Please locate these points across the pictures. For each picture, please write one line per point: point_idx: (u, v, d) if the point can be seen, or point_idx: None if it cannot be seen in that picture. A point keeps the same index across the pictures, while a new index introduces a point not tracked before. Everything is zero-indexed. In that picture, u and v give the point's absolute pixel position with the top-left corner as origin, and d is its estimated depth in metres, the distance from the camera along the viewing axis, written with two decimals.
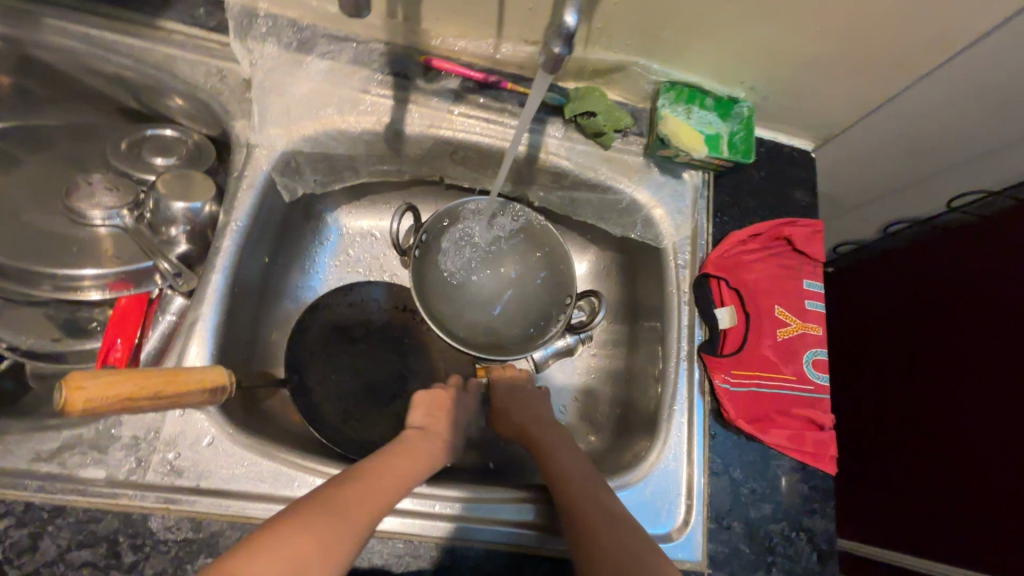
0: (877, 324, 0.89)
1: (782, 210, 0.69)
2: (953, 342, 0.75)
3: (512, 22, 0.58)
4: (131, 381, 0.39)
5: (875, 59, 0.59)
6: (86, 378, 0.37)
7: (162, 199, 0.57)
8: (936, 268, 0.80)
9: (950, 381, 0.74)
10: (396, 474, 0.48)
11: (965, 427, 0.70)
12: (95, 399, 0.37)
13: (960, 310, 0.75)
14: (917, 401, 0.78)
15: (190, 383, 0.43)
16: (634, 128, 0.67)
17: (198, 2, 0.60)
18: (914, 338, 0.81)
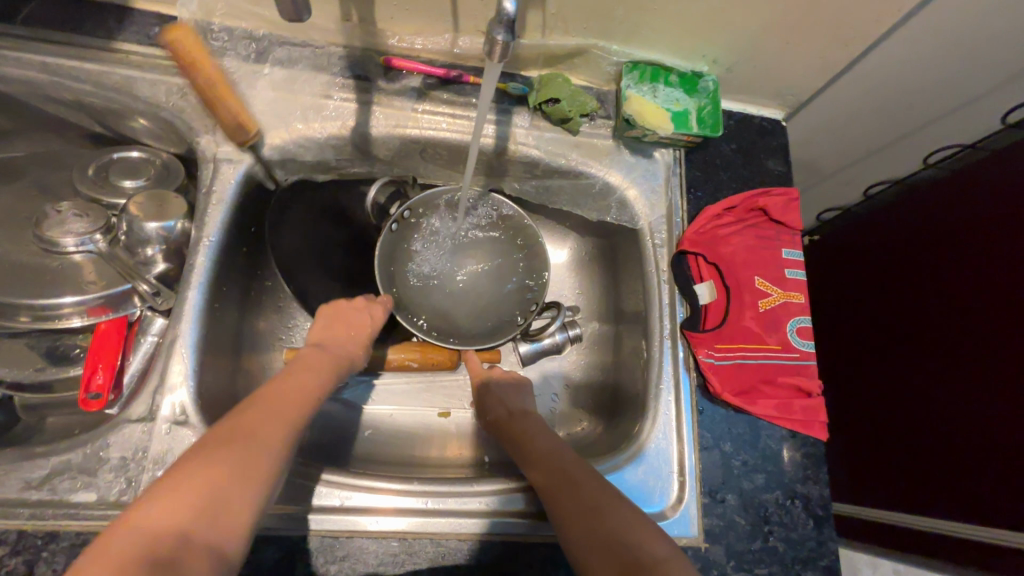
0: (863, 286, 0.88)
1: (756, 181, 0.69)
2: (934, 295, 0.75)
3: (466, 14, 0.58)
4: (195, 55, 0.55)
5: (835, 22, 0.59)
6: (183, 34, 0.55)
7: (135, 220, 0.56)
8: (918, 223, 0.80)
9: (933, 335, 0.74)
10: (306, 379, 0.49)
11: (950, 378, 0.71)
12: (182, 44, 0.55)
13: (937, 262, 0.76)
14: (902, 358, 0.79)
15: (235, 107, 0.56)
16: (600, 111, 0.67)
17: (152, 21, 0.60)
18: (897, 297, 0.81)
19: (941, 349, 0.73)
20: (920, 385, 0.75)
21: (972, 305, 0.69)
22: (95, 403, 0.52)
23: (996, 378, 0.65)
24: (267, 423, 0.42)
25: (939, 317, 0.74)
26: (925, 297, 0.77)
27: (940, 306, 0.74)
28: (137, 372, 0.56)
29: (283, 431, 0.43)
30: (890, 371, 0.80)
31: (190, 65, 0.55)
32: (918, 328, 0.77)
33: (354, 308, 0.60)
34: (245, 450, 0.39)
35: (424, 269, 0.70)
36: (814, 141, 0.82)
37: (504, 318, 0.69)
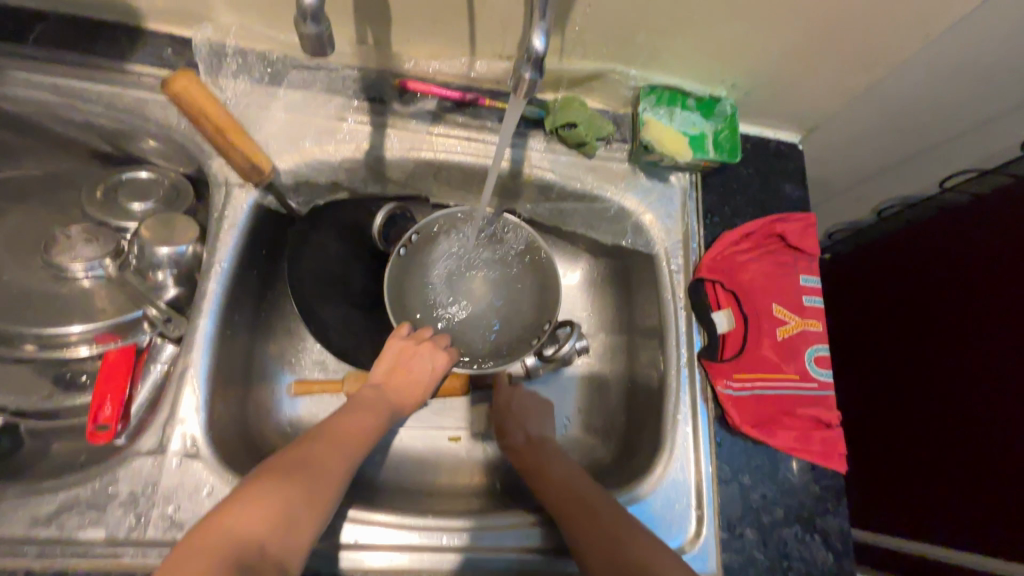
0: (873, 307, 0.89)
1: (773, 206, 0.68)
2: (935, 311, 0.77)
3: (485, 40, 0.58)
4: (202, 101, 0.53)
5: (857, 51, 0.58)
6: (188, 81, 0.52)
7: (146, 245, 0.55)
8: (927, 245, 0.80)
9: (935, 350, 0.76)
10: (363, 413, 0.50)
11: (950, 391, 0.73)
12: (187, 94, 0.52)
13: (936, 278, 0.78)
14: (907, 377, 0.80)
15: (245, 147, 0.54)
16: (616, 135, 0.67)
17: (164, 42, 0.59)
18: (903, 315, 0.83)
19: (941, 363, 0.74)
20: (924, 403, 0.76)
21: (969, 320, 0.71)
22: (104, 436, 0.51)
23: (998, 391, 0.66)
24: (333, 452, 0.43)
25: (939, 332, 0.76)
26: (926, 315, 0.78)
27: (940, 321, 0.76)
28: (146, 400, 0.55)
29: (346, 460, 0.44)
30: (896, 388, 0.81)
31: (199, 116, 0.53)
32: (921, 344, 0.78)
33: (422, 347, 0.58)
34: (316, 476, 0.41)
35: (434, 292, 0.68)
36: (829, 163, 0.81)
37: (516, 339, 0.67)
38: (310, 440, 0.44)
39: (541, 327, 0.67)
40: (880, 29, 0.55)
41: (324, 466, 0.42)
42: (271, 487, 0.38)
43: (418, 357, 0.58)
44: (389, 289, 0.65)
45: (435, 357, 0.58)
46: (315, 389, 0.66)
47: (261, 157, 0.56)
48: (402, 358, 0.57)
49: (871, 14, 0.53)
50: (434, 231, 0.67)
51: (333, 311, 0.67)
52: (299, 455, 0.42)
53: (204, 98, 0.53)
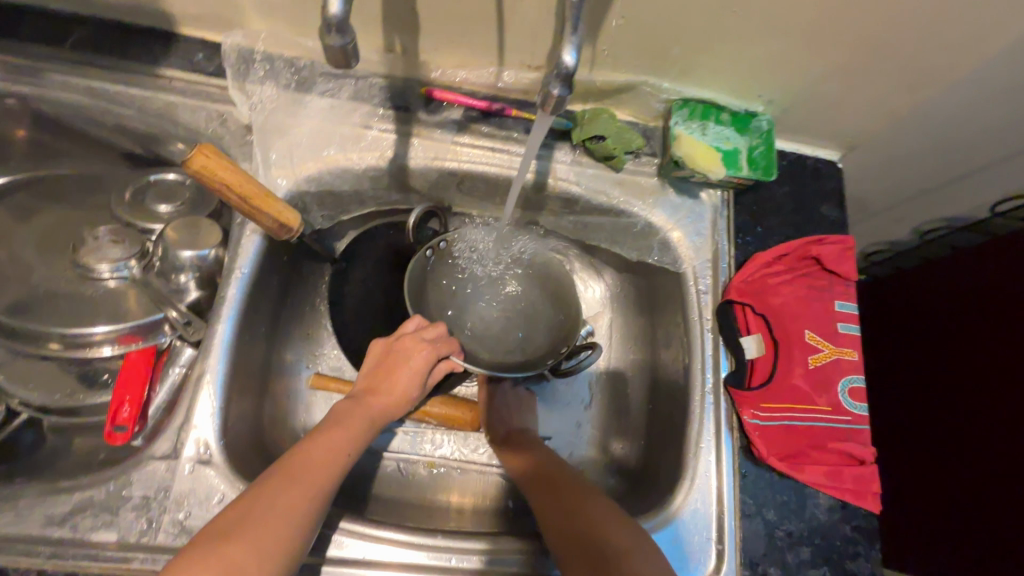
0: (910, 333, 0.84)
1: (808, 227, 0.65)
2: (971, 344, 0.73)
3: (513, 50, 0.57)
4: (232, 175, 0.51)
5: (909, 67, 0.55)
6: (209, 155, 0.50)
7: (171, 247, 0.56)
8: (976, 279, 0.74)
9: (970, 386, 0.72)
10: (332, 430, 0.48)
11: (979, 430, 0.69)
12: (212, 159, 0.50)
13: (977, 310, 0.73)
14: (936, 408, 0.77)
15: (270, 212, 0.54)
16: (646, 149, 0.65)
17: (197, 47, 0.60)
18: (936, 342, 0.79)
19: (975, 400, 0.71)
20: (949, 437, 0.73)
21: (1009, 359, 0.67)
22: (121, 437, 0.51)
23: None
24: (292, 488, 0.42)
25: (973, 366, 0.72)
26: (963, 346, 0.74)
27: (977, 357, 0.72)
28: (163, 404, 0.55)
29: (308, 502, 0.42)
30: (926, 419, 0.78)
31: (221, 188, 0.50)
32: (953, 376, 0.75)
33: (403, 344, 0.57)
34: (269, 518, 0.39)
35: (454, 297, 0.68)
36: (868, 182, 0.77)
37: (534, 352, 0.66)
38: (270, 477, 0.42)
39: (559, 350, 0.66)
40: (935, 43, 0.52)
41: (283, 505, 0.40)
42: (215, 547, 0.37)
43: (398, 356, 0.56)
44: (411, 281, 0.63)
45: (413, 357, 0.56)
46: (331, 385, 0.64)
47: (291, 216, 0.54)
48: (384, 361, 0.56)
49: (926, 26, 0.50)
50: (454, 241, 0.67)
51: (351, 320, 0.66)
52: (249, 501, 0.40)
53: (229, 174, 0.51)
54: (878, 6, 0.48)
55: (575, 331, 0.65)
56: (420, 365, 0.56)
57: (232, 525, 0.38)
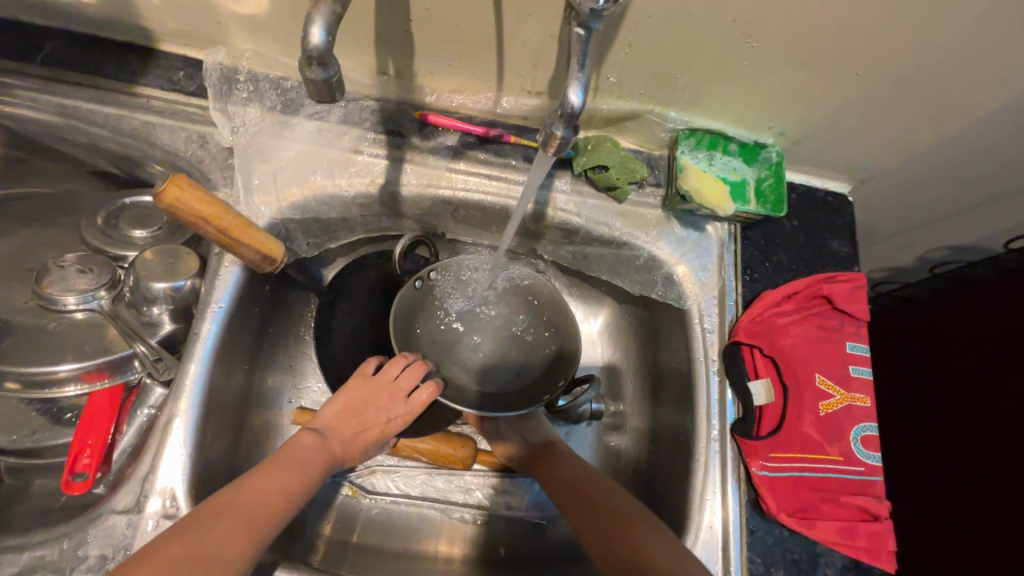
0: (909, 353, 0.81)
1: (819, 263, 0.62)
2: (980, 368, 0.69)
3: (513, 75, 0.54)
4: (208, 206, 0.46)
5: (928, 101, 0.52)
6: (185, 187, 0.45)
7: (142, 278, 0.52)
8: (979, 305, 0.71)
9: (979, 409, 0.68)
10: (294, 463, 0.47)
11: (987, 459, 0.66)
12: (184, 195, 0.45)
13: (993, 330, 0.68)
14: (937, 424, 0.74)
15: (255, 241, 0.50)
16: (650, 179, 0.62)
17: (178, 65, 0.57)
18: (944, 358, 0.75)
19: (972, 429, 0.69)
20: (949, 459, 0.71)
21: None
22: (80, 485, 0.47)
23: None
24: (219, 531, 0.40)
25: (988, 390, 0.68)
26: (973, 366, 0.70)
27: (987, 381, 0.68)
28: (131, 447, 0.51)
29: (240, 544, 0.40)
30: (927, 430, 0.75)
31: (200, 223, 0.46)
32: (960, 397, 0.71)
33: (381, 397, 0.55)
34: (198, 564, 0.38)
35: (447, 329, 0.64)
36: (879, 213, 0.75)
37: (530, 387, 0.62)
38: (201, 516, 0.40)
39: (557, 382, 0.61)
40: (960, 77, 0.49)
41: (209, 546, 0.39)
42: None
43: (375, 408, 0.54)
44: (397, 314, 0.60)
45: (392, 414, 0.55)
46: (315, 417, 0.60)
47: (273, 247, 0.51)
48: (356, 403, 0.55)
49: (952, 61, 0.48)
50: (444, 271, 0.63)
51: (339, 353, 0.63)
52: (186, 542, 0.38)
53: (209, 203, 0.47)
54: (904, 38, 0.46)
55: (571, 367, 0.62)
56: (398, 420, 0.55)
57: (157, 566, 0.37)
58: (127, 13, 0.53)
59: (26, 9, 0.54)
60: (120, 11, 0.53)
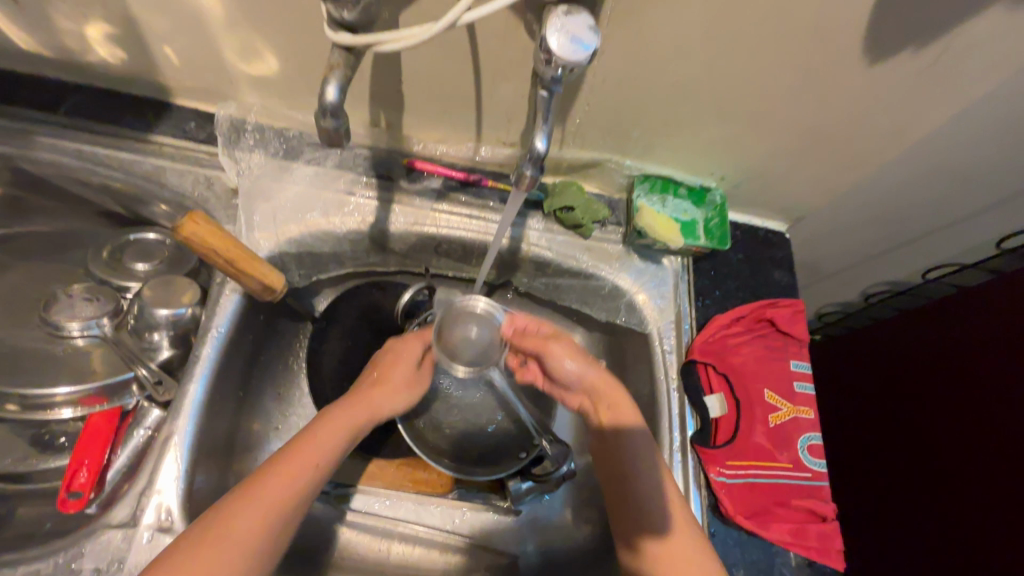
0: (888, 366, 0.88)
1: (762, 292, 0.70)
2: (957, 376, 0.75)
3: (490, 129, 0.62)
4: (217, 243, 0.52)
5: (837, 153, 0.62)
6: (196, 229, 0.51)
7: (147, 305, 0.56)
8: (953, 321, 0.77)
9: (950, 415, 0.75)
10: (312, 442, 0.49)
11: (955, 469, 0.73)
12: (195, 236, 0.51)
13: (993, 347, 0.71)
14: (919, 426, 0.80)
15: (257, 272, 0.55)
16: (611, 218, 0.69)
17: (189, 117, 0.63)
18: (942, 362, 0.78)
19: (949, 432, 0.74)
20: (928, 458, 0.77)
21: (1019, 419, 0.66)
22: (74, 504, 0.49)
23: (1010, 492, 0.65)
24: (243, 511, 0.44)
25: (978, 408, 0.71)
26: (968, 382, 0.73)
27: (964, 388, 0.74)
28: (124, 467, 0.53)
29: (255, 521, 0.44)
30: (909, 432, 0.81)
31: (210, 254, 0.52)
32: (940, 402, 0.77)
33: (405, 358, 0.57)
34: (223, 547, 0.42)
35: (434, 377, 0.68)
36: (816, 249, 0.84)
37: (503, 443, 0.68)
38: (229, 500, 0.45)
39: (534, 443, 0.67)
40: (863, 133, 0.59)
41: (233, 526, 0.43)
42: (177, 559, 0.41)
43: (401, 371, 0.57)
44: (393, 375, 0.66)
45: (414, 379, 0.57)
46: None
47: (275, 279, 0.57)
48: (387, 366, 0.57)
49: (851, 121, 0.58)
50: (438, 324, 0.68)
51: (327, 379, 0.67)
52: (211, 523, 0.43)
53: (219, 240, 0.52)
54: (814, 104, 0.56)
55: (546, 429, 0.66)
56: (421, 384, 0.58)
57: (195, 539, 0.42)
58: (146, 73, 0.60)
59: (50, 67, 0.60)
60: (139, 72, 0.59)
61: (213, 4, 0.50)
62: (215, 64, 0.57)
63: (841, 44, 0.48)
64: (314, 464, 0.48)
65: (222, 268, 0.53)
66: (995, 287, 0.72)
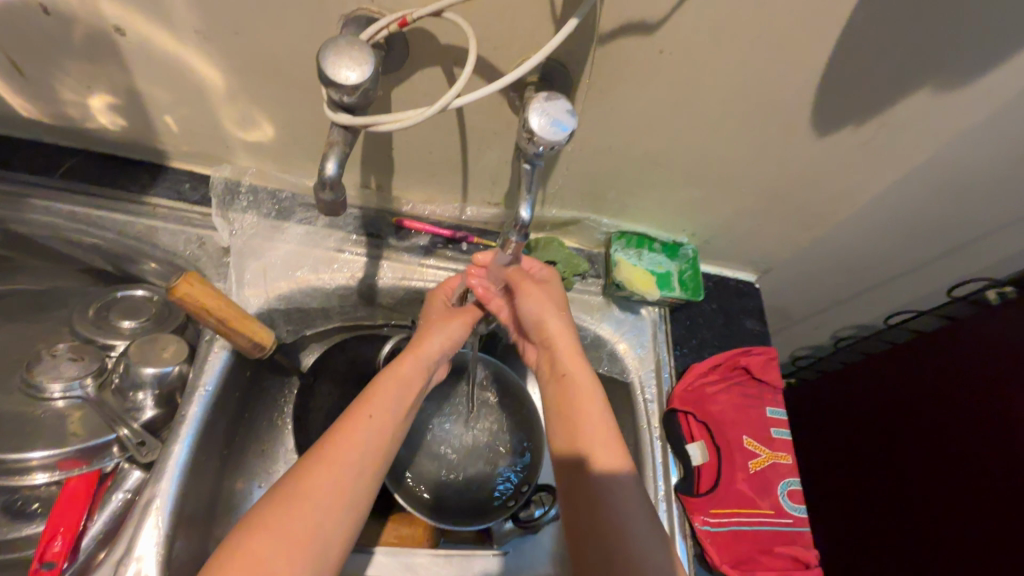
0: (870, 391, 0.89)
1: (736, 340, 0.73)
2: (944, 393, 0.76)
3: (475, 191, 0.66)
4: (211, 301, 0.53)
5: (796, 212, 0.68)
6: (191, 288, 0.52)
7: (133, 363, 0.56)
8: (935, 345, 0.79)
9: (937, 433, 0.76)
10: (352, 449, 0.47)
11: (956, 496, 0.72)
12: (190, 295, 0.52)
13: (981, 418, 0.71)
14: (905, 472, 0.80)
15: (248, 330, 0.56)
16: (591, 271, 0.73)
17: (184, 179, 0.66)
18: (934, 413, 0.77)
19: (940, 447, 0.75)
20: (918, 471, 0.78)
21: (1010, 502, 0.65)
22: None
23: (1001, 511, 0.66)
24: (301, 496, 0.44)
25: (969, 480, 0.71)
26: (955, 448, 0.73)
27: (952, 403, 0.75)
28: (100, 534, 0.52)
29: (321, 502, 0.44)
30: (898, 448, 0.82)
31: (201, 314, 0.53)
32: (929, 416, 0.78)
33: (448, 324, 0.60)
34: (294, 527, 0.42)
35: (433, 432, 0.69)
36: (785, 297, 0.89)
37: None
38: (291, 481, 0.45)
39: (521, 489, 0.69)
40: (818, 195, 0.65)
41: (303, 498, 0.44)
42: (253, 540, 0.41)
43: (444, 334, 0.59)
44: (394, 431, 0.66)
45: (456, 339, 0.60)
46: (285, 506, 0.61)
47: (264, 335, 0.58)
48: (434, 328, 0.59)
49: (805, 186, 0.63)
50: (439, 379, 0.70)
51: (313, 434, 0.67)
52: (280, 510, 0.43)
53: (213, 298, 0.53)
54: (772, 171, 0.61)
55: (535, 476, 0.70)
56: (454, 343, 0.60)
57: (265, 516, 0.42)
58: (144, 140, 0.62)
59: (48, 133, 0.62)
60: (139, 138, 0.62)
61: (216, 80, 0.53)
62: (214, 131, 0.60)
63: (791, 121, 0.54)
64: (372, 441, 0.49)
65: (213, 326, 0.54)
66: (965, 325, 0.76)
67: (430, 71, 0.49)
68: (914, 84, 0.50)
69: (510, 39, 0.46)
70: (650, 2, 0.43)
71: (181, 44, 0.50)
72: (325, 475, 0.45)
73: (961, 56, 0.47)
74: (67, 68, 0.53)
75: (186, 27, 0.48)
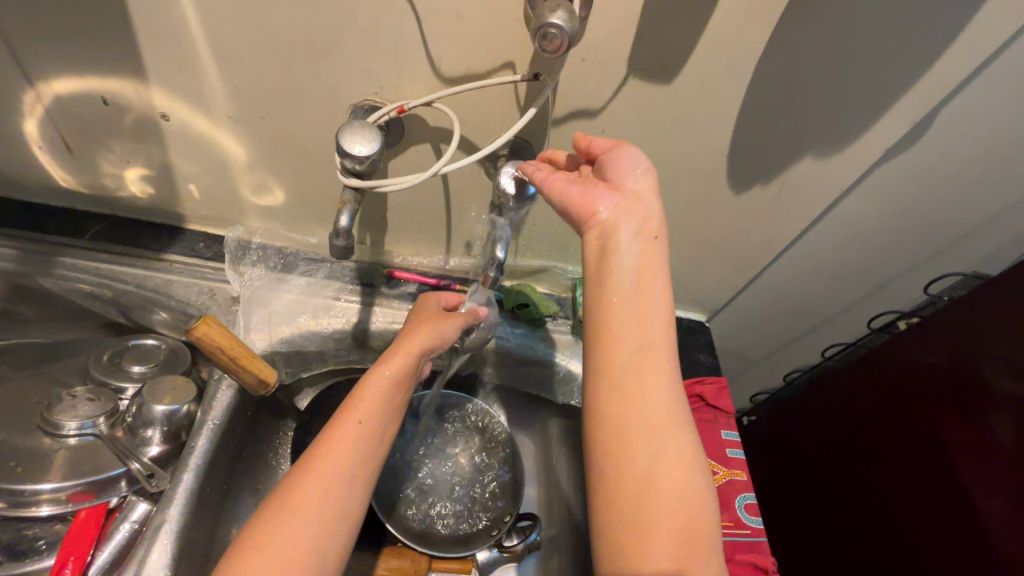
0: (831, 412, 0.95)
1: (691, 371, 0.82)
2: (898, 408, 0.83)
3: (458, 245, 0.76)
4: (224, 340, 0.60)
5: (730, 258, 0.80)
6: (208, 329, 0.59)
7: (146, 402, 0.61)
8: (885, 365, 0.86)
9: (896, 448, 0.83)
10: (341, 455, 0.50)
11: (911, 505, 0.79)
12: (207, 335, 0.59)
13: (923, 449, 0.78)
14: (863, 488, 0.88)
15: (256, 367, 0.62)
16: (561, 313, 0.82)
17: (199, 239, 0.74)
18: (883, 438, 0.85)
19: (899, 461, 0.82)
20: (879, 481, 0.85)
21: (964, 515, 0.72)
22: None
23: (954, 522, 0.73)
24: (293, 507, 0.46)
25: (924, 492, 0.78)
26: (903, 472, 0.81)
27: (905, 418, 0.82)
28: (108, 563, 0.55)
29: (318, 505, 0.47)
30: (864, 465, 0.88)
31: (215, 352, 0.60)
32: (890, 431, 0.84)
33: (429, 320, 0.63)
34: (289, 533, 0.45)
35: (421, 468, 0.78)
36: (734, 336, 1.00)
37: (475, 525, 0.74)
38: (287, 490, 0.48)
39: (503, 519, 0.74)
40: (746, 243, 0.77)
41: (295, 505, 0.47)
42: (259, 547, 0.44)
43: (432, 326, 0.62)
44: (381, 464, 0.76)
45: (445, 330, 0.63)
46: None
47: (268, 372, 0.64)
48: (420, 323, 0.62)
49: (734, 236, 0.76)
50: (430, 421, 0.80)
51: None
52: (276, 520, 0.46)
53: (226, 337, 0.60)
54: (704, 224, 0.74)
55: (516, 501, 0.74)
56: (442, 333, 0.62)
57: (261, 525, 0.46)
58: (167, 205, 0.71)
59: (81, 200, 0.71)
60: (163, 204, 0.71)
61: (241, 155, 0.64)
62: (232, 198, 0.70)
63: (714, 182, 0.67)
64: (355, 445, 0.51)
65: (224, 363, 0.61)
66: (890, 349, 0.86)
67: (421, 146, 0.60)
68: (802, 153, 0.64)
69: (486, 121, 0.58)
70: (591, 95, 0.56)
71: (214, 126, 0.60)
72: (317, 483, 0.48)
73: (833, 133, 0.61)
74: (112, 146, 0.62)
75: (223, 113, 0.59)
